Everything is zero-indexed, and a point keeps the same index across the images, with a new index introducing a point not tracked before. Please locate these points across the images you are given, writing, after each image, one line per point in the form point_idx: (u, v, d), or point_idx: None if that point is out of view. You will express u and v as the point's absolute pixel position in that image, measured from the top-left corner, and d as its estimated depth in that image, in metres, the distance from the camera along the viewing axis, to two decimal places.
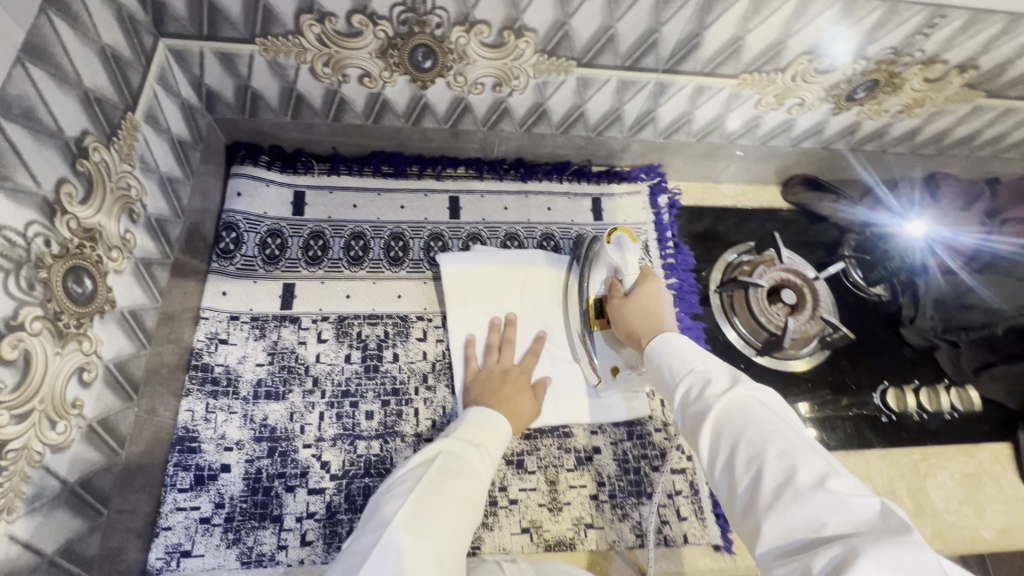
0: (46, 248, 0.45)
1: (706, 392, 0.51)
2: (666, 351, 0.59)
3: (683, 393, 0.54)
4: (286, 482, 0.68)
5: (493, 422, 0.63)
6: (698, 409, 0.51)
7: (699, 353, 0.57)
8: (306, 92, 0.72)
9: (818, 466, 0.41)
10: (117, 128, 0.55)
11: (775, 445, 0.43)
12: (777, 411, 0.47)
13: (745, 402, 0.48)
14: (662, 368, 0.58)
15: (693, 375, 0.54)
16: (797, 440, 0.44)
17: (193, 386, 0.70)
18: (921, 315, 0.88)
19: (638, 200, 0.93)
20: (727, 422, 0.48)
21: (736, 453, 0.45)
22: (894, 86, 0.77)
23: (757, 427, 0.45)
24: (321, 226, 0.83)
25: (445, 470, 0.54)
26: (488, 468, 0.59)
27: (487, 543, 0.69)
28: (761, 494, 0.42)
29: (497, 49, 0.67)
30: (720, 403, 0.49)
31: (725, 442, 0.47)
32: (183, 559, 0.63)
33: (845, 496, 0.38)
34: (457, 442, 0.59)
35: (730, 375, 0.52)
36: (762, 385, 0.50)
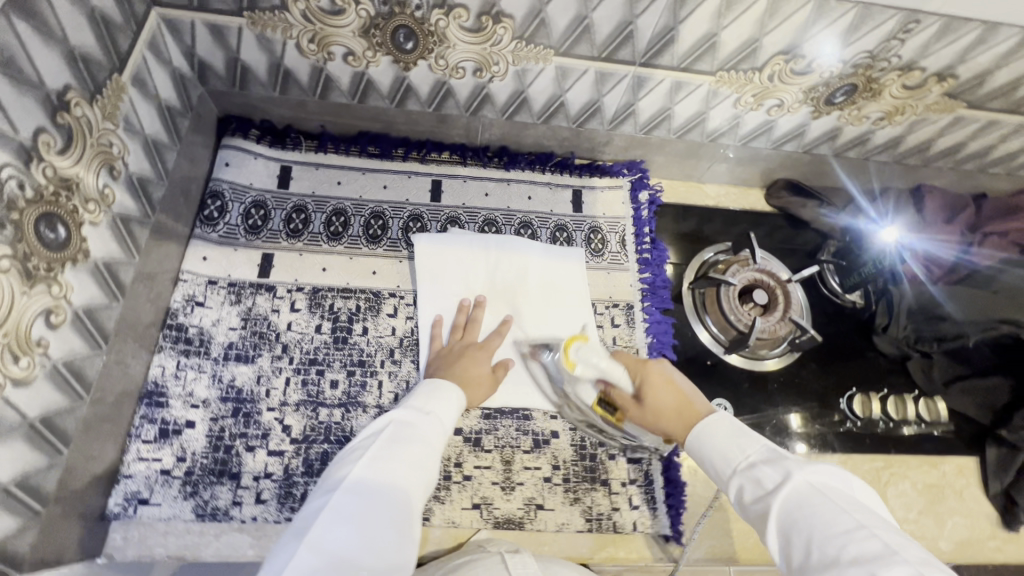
0: (20, 191, 0.48)
1: (761, 491, 0.49)
2: (706, 439, 0.56)
3: (738, 492, 0.51)
4: (247, 442, 0.70)
5: (447, 394, 0.63)
6: (756, 509, 0.49)
7: (740, 438, 0.55)
8: (293, 68, 0.75)
9: (897, 572, 0.37)
10: (102, 86, 0.58)
11: (845, 551, 0.40)
12: (839, 503, 0.44)
13: (805, 498, 0.46)
14: (707, 462, 0.56)
15: (740, 472, 0.52)
16: (872, 539, 0.40)
17: (167, 344, 0.73)
18: (894, 325, 0.88)
19: (618, 195, 0.94)
20: (791, 525, 0.45)
21: (809, 561, 0.42)
22: (873, 92, 0.77)
23: (824, 528, 0.43)
24: (305, 200, 0.85)
25: (397, 438, 0.53)
26: (441, 437, 0.58)
27: (437, 515, 0.70)
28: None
29: (476, 33, 0.68)
30: (777, 502, 0.47)
31: (795, 548, 0.44)
32: (141, 506, 0.65)
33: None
34: (410, 410, 0.58)
35: (781, 464, 0.50)
36: (816, 470, 0.48)
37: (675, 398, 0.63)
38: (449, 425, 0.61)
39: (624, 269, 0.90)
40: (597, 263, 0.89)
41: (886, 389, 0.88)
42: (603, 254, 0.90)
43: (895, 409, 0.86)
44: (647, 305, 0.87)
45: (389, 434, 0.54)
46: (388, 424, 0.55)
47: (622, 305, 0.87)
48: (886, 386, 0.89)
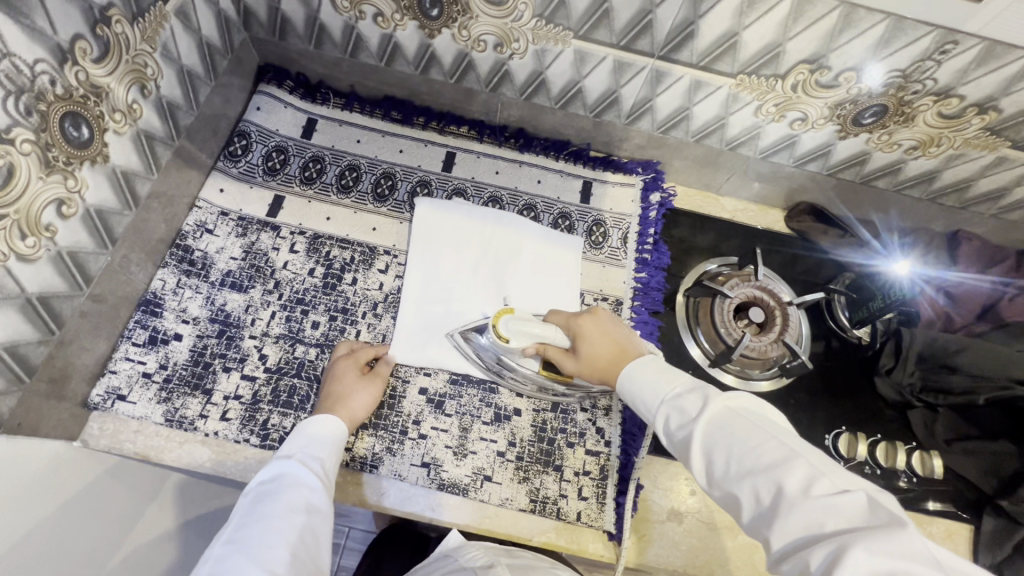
0: (50, 86, 0.53)
1: (685, 417, 0.55)
2: (637, 380, 0.63)
3: (665, 422, 0.58)
4: (225, 363, 0.74)
5: (319, 430, 0.65)
6: (682, 436, 0.55)
7: (663, 374, 0.61)
8: (327, 23, 0.79)
9: (801, 473, 0.46)
10: (145, 11, 0.63)
11: (761, 463, 0.48)
12: (752, 419, 0.52)
13: (721, 418, 0.53)
14: (637, 400, 0.62)
15: (666, 403, 0.58)
16: (775, 446, 0.49)
17: (172, 261, 0.78)
18: (900, 367, 0.82)
19: (629, 192, 0.93)
20: (713, 445, 0.52)
21: (730, 473, 0.49)
22: (905, 117, 0.73)
23: (743, 442, 0.50)
24: (323, 152, 0.90)
25: (259, 500, 0.55)
26: (316, 471, 0.60)
27: (385, 465, 0.71)
28: (764, 506, 0.46)
29: (499, 7, 0.70)
30: (700, 428, 0.53)
31: (718, 463, 0.51)
32: (118, 402, 0.70)
33: (829, 497, 0.43)
34: (274, 463, 0.60)
35: (699, 391, 0.57)
36: (729, 394, 0.55)
37: (610, 346, 0.69)
38: (328, 456, 0.63)
39: (619, 266, 0.89)
40: (594, 256, 0.89)
41: (879, 434, 0.83)
42: (602, 248, 0.90)
43: (884, 454, 0.80)
44: (636, 304, 0.86)
45: (253, 497, 0.56)
46: (255, 486, 0.57)
47: (611, 300, 0.86)
48: (880, 431, 0.83)
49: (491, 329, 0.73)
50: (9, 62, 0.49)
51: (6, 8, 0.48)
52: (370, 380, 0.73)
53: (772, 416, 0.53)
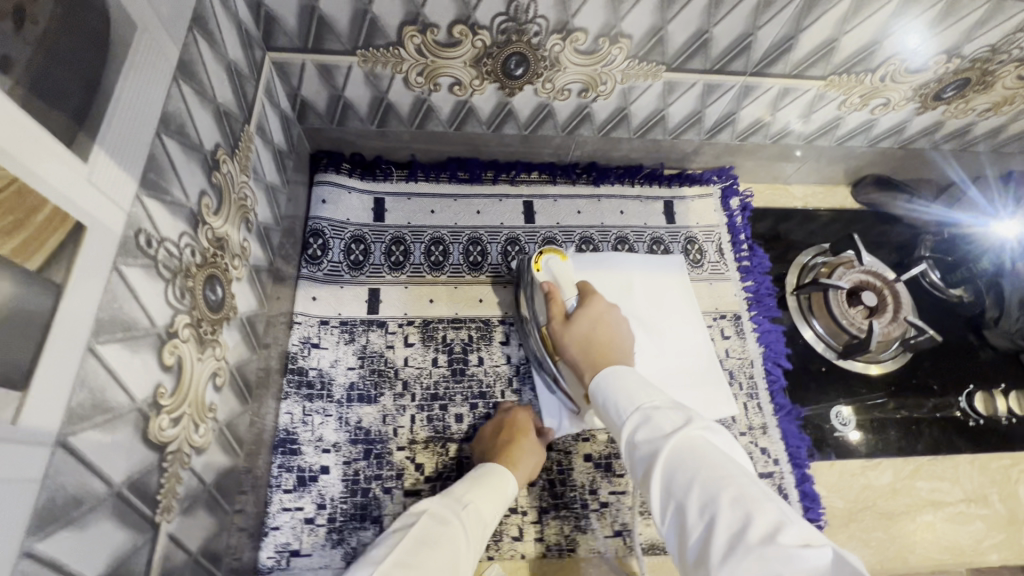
0: (192, 257, 0.47)
1: (656, 433, 0.49)
2: (620, 384, 0.57)
3: (633, 431, 0.51)
4: (383, 483, 0.70)
5: (495, 477, 0.62)
6: (647, 450, 0.49)
7: (648, 387, 0.56)
8: (396, 101, 0.74)
9: (771, 516, 0.39)
10: (238, 140, 0.57)
11: (727, 493, 0.42)
12: (727, 455, 0.46)
13: (697, 444, 0.47)
14: (611, 406, 0.56)
15: (643, 413, 0.52)
16: (750, 486, 0.42)
17: (291, 389, 0.72)
18: (1006, 317, 0.86)
19: (710, 203, 0.93)
20: (678, 466, 0.46)
21: (690, 498, 0.43)
22: (986, 85, 0.75)
23: (712, 470, 0.44)
24: (402, 231, 0.85)
25: (424, 535, 0.52)
26: (478, 536, 0.56)
27: (582, 545, 0.69)
28: (715, 543, 0.40)
29: (590, 55, 0.67)
30: (669, 447, 0.47)
31: (679, 483, 0.45)
32: (292, 558, 0.65)
33: (795, 546, 0.37)
34: (444, 502, 0.57)
35: (682, 412, 0.51)
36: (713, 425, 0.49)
37: (603, 333, 0.67)
38: (490, 520, 0.59)
39: (725, 279, 0.88)
40: (698, 275, 0.88)
41: (1006, 383, 0.86)
42: (702, 265, 0.89)
43: (1019, 404, 0.84)
44: (754, 314, 0.86)
45: (419, 529, 0.53)
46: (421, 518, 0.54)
47: (730, 315, 0.86)
48: (1005, 379, 0.87)
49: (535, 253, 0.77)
50: (164, 248, 0.43)
51: (154, 190, 0.41)
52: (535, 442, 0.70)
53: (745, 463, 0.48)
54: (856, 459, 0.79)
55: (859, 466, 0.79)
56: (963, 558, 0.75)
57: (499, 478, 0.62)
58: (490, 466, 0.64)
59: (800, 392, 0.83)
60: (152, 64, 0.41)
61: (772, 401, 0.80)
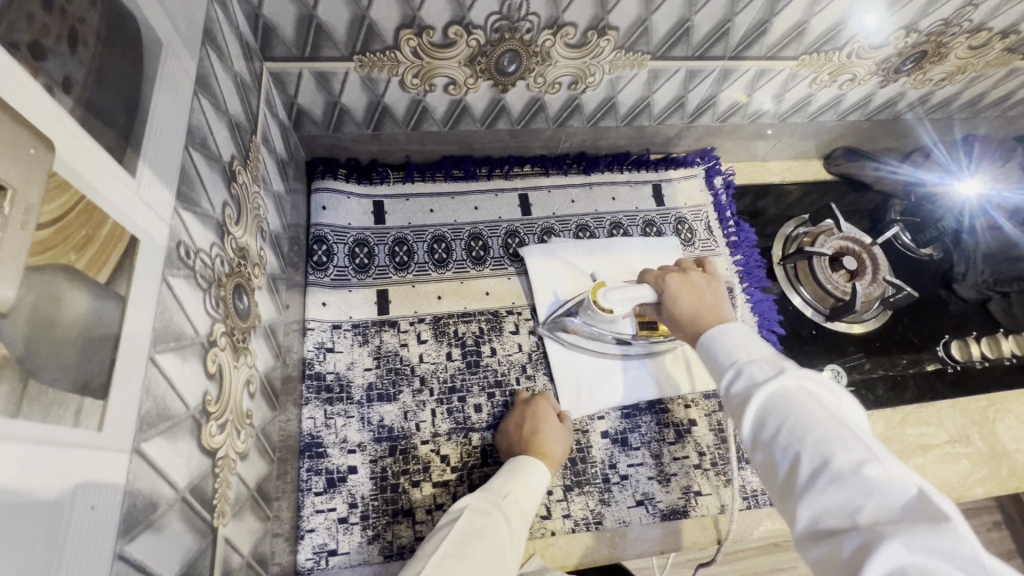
0: (222, 267, 0.48)
1: (750, 382, 0.51)
2: (728, 340, 0.57)
3: (727, 380, 0.53)
4: (412, 477, 0.71)
5: (526, 466, 0.65)
6: (739, 395, 0.51)
7: (756, 342, 0.55)
8: (391, 104, 0.75)
9: (857, 455, 0.41)
10: (248, 151, 0.58)
11: (811, 436, 0.44)
12: (821, 399, 0.46)
13: (790, 391, 0.48)
14: (711, 356, 0.57)
15: (737, 364, 0.53)
16: (840, 429, 0.43)
17: (311, 395, 0.73)
18: (973, 270, 0.93)
19: (695, 183, 0.97)
20: (769, 411, 0.47)
21: (777, 438, 0.46)
22: (940, 56, 0.81)
23: (801, 416, 0.45)
24: (404, 232, 0.86)
25: (469, 527, 0.55)
26: (518, 524, 0.59)
27: (608, 517, 0.72)
28: (800, 477, 0.43)
29: (579, 48, 0.70)
30: (760, 395, 0.49)
31: (769, 425, 0.47)
32: (330, 557, 0.66)
33: (878, 483, 0.39)
34: (484, 496, 0.60)
35: (778, 363, 0.51)
36: (808, 370, 0.49)
37: (694, 304, 0.65)
38: (529, 507, 0.62)
39: (716, 255, 0.93)
40: (691, 253, 0.92)
41: (976, 331, 0.93)
42: (694, 243, 0.93)
43: (990, 349, 0.89)
44: (747, 286, 0.90)
45: (464, 521, 0.56)
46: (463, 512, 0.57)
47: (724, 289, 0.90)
48: (975, 328, 0.93)
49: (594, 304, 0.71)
50: (200, 259, 0.44)
51: (187, 203, 0.42)
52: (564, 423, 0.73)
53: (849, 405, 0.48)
54: None
55: None
56: (955, 495, 0.80)
57: (527, 466, 0.64)
58: (520, 455, 0.67)
59: (793, 356, 0.88)
60: (176, 80, 0.41)
61: None
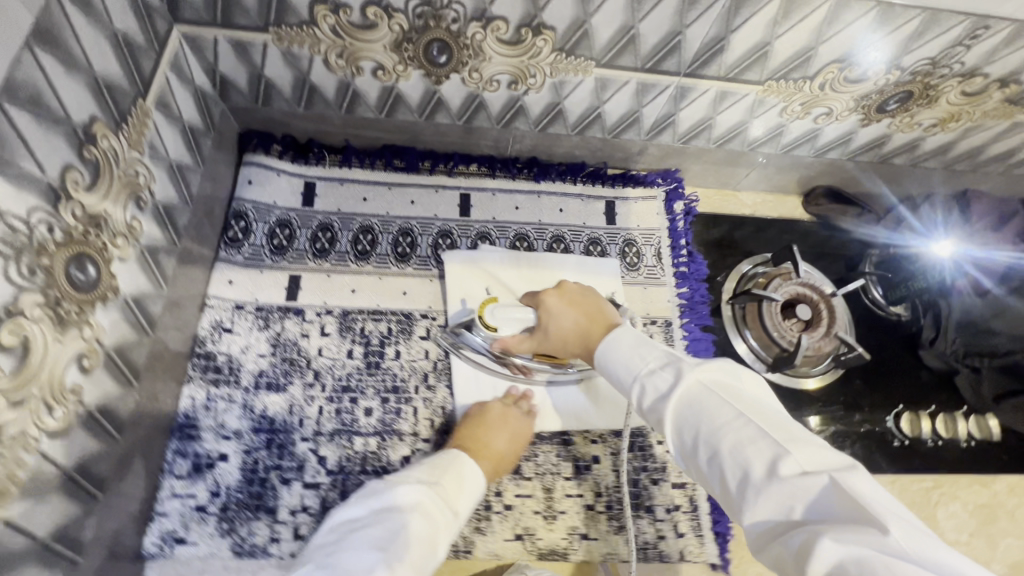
0: (49, 234, 0.45)
1: (658, 395, 0.53)
2: (614, 351, 0.59)
3: (637, 398, 0.56)
4: (283, 474, 0.68)
5: (469, 477, 0.63)
6: (654, 414, 0.53)
7: (642, 347, 0.58)
8: (319, 83, 0.71)
9: (768, 457, 0.45)
10: (127, 114, 0.55)
11: (726, 444, 0.47)
12: (721, 396, 0.50)
13: (693, 396, 0.51)
14: (613, 372, 0.59)
15: (638, 380, 0.55)
16: (748, 427, 0.47)
17: (196, 374, 0.71)
18: (942, 339, 0.84)
19: (653, 206, 0.91)
20: (683, 422, 0.50)
21: (699, 450, 0.49)
22: (929, 99, 0.73)
23: (713, 422, 0.49)
24: (330, 218, 0.82)
25: (416, 530, 0.55)
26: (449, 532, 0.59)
27: (479, 547, 0.68)
28: (730, 486, 0.46)
29: (514, 45, 0.65)
30: (672, 410, 0.51)
31: (688, 437, 0.50)
32: (177, 545, 0.64)
33: (792, 479, 0.42)
34: (434, 498, 0.59)
35: (674, 367, 0.54)
36: (700, 365, 0.53)
37: (578, 317, 0.66)
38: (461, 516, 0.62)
39: (660, 284, 0.87)
40: (633, 278, 0.87)
41: (935, 405, 0.85)
42: (639, 268, 0.87)
43: (944, 427, 0.84)
44: (686, 321, 0.85)
45: (412, 523, 0.56)
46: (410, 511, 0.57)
47: (660, 321, 0.85)
48: (934, 402, 0.85)
49: (481, 323, 0.70)
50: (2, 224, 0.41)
51: None
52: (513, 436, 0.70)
53: (741, 386, 0.52)
54: None
55: None
56: None
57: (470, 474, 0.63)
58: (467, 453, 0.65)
59: None
60: None
61: None
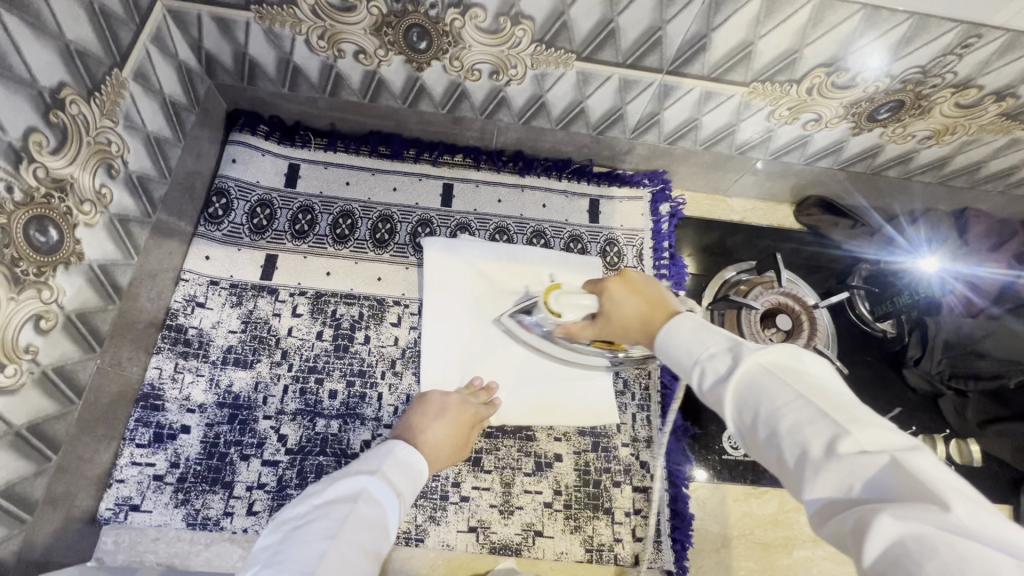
0: (8, 194, 0.46)
1: (718, 377, 0.48)
2: (674, 334, 0.54)
3: (695, 382, 0.51)
4: (242, 450, 0.69)
5: (414, 464, 0.62)
6: (714, 394, 0.48)
7: (702, 331, 0.53)
8: (302, 64, 0.72)
9: (829, 434, 0.39)
10: (101, 83, 0.56)
11: (785, 423, 0.41)
12: (784, 375, 0.44)
13: (752, 376, 0.45)
14: (671, 355, 0.54)
15: (698, 363, 0.51)
16: (808, 405, 0.41)
17: (165, 345, 0.72)
18: (927, 358, 0.81)
19: (638, 206, 0.90)
20: (741, 404, 0.45)
21: (757, 431, 0.44)
22: (921, 109, 0.71)
23: (771, 401, 0.43)
24: (312, 200, 0.83)
25: (360, 518, 0.54)
26: (400, 514, 0.58)
27: (431, 537, 0.68)
28: (788, 465, 0.41)
29: (494, 35, 0.64)
30: (731, 389, 0.46)
31: (746, 417, 0.44)
32: (131, 512, 0.64)
33: (855, 458, 0.37)
34: (381, 486, 0.58)
35: (735, 349, 0.49)
36: (764, 345, 0.46)
37: (640, 305, 0.62)
38: (410, 496, 0.61)
39: None
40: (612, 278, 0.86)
41: (915, 427, 0.83)
42: (618, 268, 0.87)
43: None
44: None
45: (357, 511, 0.54)
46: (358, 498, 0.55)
47: None
48: (916, 424, 0.83)
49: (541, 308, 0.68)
50: None
51: None
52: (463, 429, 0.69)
53: (815, 369, 0.45)
54: (740, 485, 0.76)
55: (742, 492, 0.76)
56: None
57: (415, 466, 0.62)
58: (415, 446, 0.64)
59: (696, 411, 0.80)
60: None
61: (662, 416, 0.77)
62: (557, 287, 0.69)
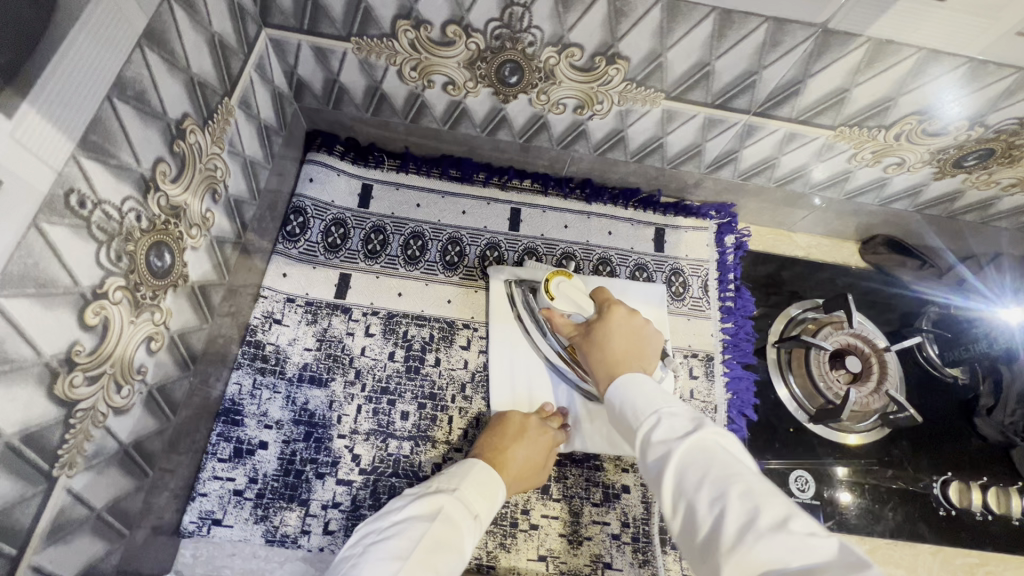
0: (137, 223, 0.48)
1: (672, 436, 0.50)
2: (632, 390, 0.57)
3: (647, 431, 0.52)
4: (317, 468, 0.69)
5: (492, 484, 0.62)
6: (659, 455, 0.49)
7: (664, 394, 0.56)
8: (390, 92, 0.73)
9: (776, 508, 0.41)
10: (213, 112, 0.57)
11: (735, 488, 0.43)
12: (733, 457, 0.47)
13: (706, 447, 0.48)
14: (626, 408, 0.56)
15: (657, 417, 0.52)
16: (756, 481, 0.44)
17: (244, 361, 0.72)
18: (1001, 407, 0.81)
19: (703, 237, 0.89)
20: (691, 466, 0.47)
21: (703, 492, 0.44)
22: (1012, 158, 0.70)
23: (723, 468, 0.45)
24: (384, 221, 0.83)
25: (438, 539, 0.54)
26: (473, 538, 0.58)
27: (503, 563, 0.68)
28: (726, 531, 0.41)
29: (587, 73, 0.65)
30: (683, 449, 0.48)
31: (692, 483, 0.45)
32: (213, 526, 0.66)
33: (800, 534, 0.39)
34: (458, 506, 0.58)
35: (695, 419, 0.51)
36: (725, 430, 0.49)
37: (625, 346, 0.64)
38: (486, 520, 0.61)
39: (705, 317, 0.85)
40: (678, 308, 0.85)
41: (987, 478, 0.81)
42: (684, 299, 0.86)
43: (996, 501, 0.79)
44: (728, 357, 0.83)
45: (434, 528, 0.55)
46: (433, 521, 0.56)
47: (702, 355, 0.83)
48: (987, 474, 0.82)
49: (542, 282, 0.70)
50: (100, 211, 0.43)
51: (96, 153, 0.42)
52: (542, 449, 0.69)
53: (747, 461, 0.48)
54: None
55: None
56: None
57: (493, 485, 0.62)
58: (490, 468, 0.64)
59: (762, 447, 0.80)
60: (110, 31, 0.41)
61: None
62: (566, 276, 0.71)
